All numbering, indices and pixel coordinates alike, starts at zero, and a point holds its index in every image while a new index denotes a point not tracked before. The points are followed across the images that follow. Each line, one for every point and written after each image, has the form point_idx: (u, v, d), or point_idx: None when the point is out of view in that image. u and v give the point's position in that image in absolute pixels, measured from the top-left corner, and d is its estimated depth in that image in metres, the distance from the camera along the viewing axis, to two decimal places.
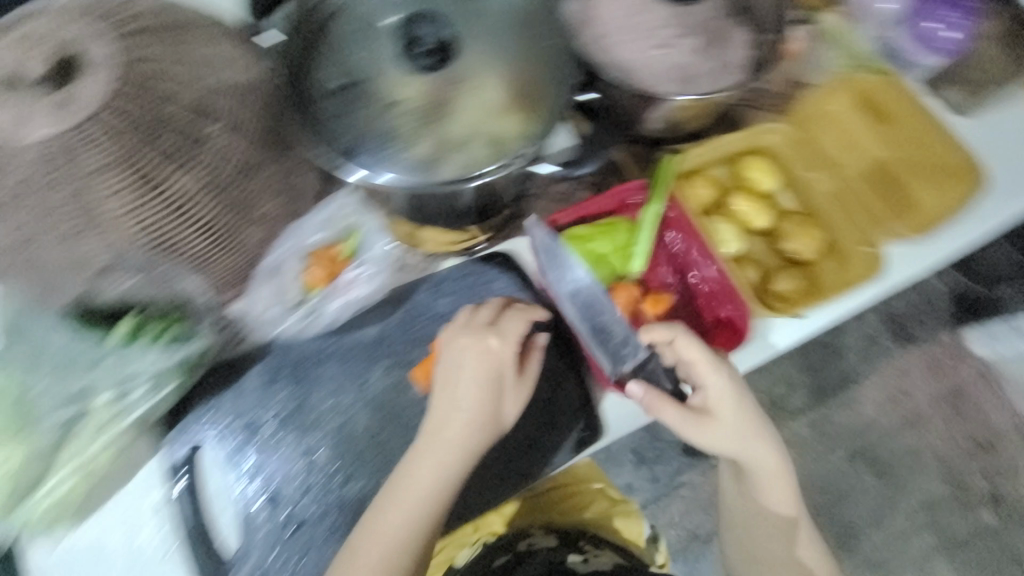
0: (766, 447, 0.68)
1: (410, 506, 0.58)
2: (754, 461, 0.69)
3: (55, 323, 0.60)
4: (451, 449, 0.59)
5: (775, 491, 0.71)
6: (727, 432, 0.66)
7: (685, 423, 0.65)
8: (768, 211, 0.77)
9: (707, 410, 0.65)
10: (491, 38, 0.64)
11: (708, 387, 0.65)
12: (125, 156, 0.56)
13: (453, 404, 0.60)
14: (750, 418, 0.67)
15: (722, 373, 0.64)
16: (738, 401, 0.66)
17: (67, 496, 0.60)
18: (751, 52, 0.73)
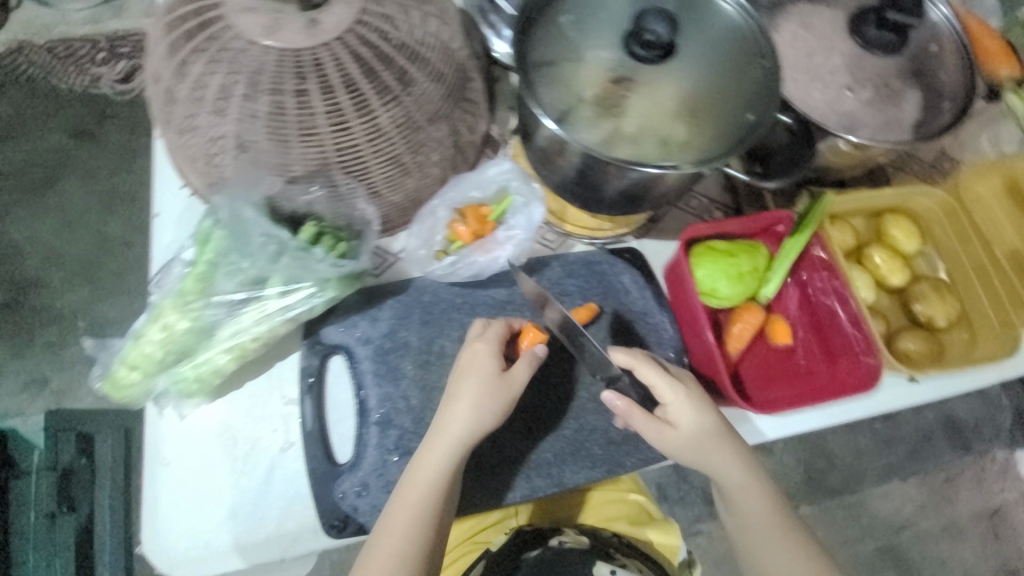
0: (745, 468, 0.65)
1: (416, 492, 0.59)
2: (733, 484, 0.65)
3: (254, 214, 0.64)
4: (453, 444, 0.60)
5: (764, 513, 0.65)
6: (701, 452, 0.64)
7: (668, 441, 0.64)
8: (905, 270, 0.77)
9: (669, 425, 0.64)
10: (707, 48, 0.61)
11: (666, 401, 0.64)
12: (347, 81, 0.61)
13: (461, 405, 0.61)
14: (717, 435, 0.64)
15: (677, 387, 0.64)
16: (705, 418, 0.64)
17: (214, 372, 0.64)
18: (925, 114, 0.74)
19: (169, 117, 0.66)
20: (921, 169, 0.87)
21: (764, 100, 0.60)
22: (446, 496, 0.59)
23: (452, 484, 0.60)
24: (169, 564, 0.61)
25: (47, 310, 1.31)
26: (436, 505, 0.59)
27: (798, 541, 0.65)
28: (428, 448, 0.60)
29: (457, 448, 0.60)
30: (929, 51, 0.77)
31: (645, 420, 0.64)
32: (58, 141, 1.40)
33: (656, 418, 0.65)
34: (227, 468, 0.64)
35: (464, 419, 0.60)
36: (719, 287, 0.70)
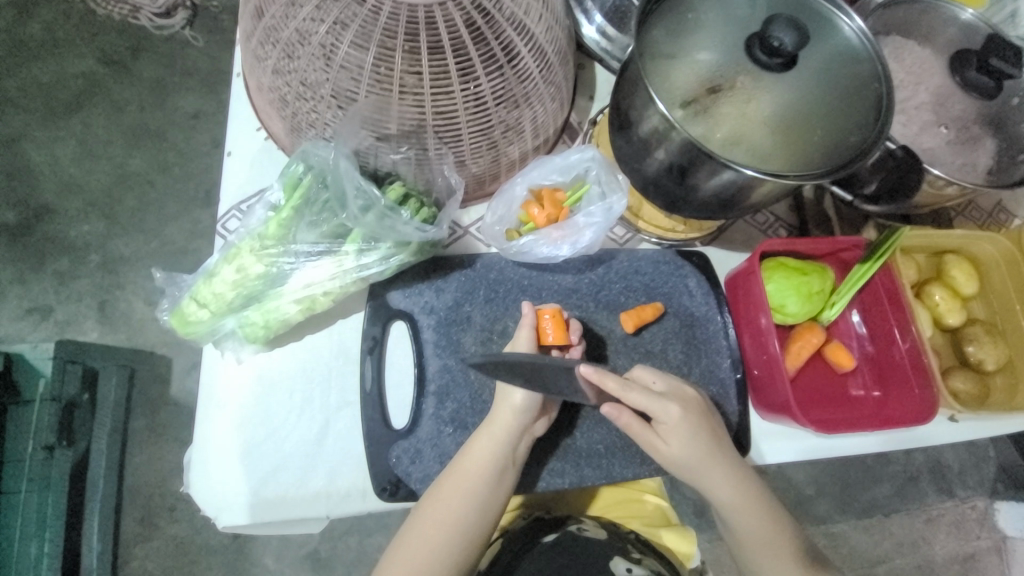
0: (735, 484, 0.66)
1: (466, 472, 0.61)
2: (724, 499, 0.66)
3: (349, 165, 0.64)
4: (507, 433, 0.63)
5: (757, 524, 0.66)
6: (692, 469, 0.65)
7: (661, 455, 0.66)
8: (961, 312, 0.78)
9: (662, 441, 0.65)
10: (823, 67, 0.61)
11: (659, 421, 0.64)
12: (457, 44, 0.59)
13: (512, 399, 0.64)
14: (707, 454, 0.65)
15: (668, 409, 0.64)
16: (696, 438, 0.64)
17: (281, 320, 0.65)
18: (1003, 160, 0.73)
19: (262, 57, 0.65)
20: (979, 216, 0.88)
21: (872, 127, 0.60)
22: (495, 481, 0.62)
23: (505, 468, 0.63)
24: (217, 508, 0.63)
25: (59, 238, 1.23)
26: (485, 486, 0.61)
27: (790, 549, 0.67)
28: (479, 433, 0.63)
29: (509, 436, 0.63)
30: (1010, 104, 0.73)
31: (640, 432, 0.65)
32: (86, 66, 1.31)
33: (650, 434, 0.65)
34: (283, 418, 0.66)
35: (520, 412, 0.63)
36: (788, 304, 0.72)
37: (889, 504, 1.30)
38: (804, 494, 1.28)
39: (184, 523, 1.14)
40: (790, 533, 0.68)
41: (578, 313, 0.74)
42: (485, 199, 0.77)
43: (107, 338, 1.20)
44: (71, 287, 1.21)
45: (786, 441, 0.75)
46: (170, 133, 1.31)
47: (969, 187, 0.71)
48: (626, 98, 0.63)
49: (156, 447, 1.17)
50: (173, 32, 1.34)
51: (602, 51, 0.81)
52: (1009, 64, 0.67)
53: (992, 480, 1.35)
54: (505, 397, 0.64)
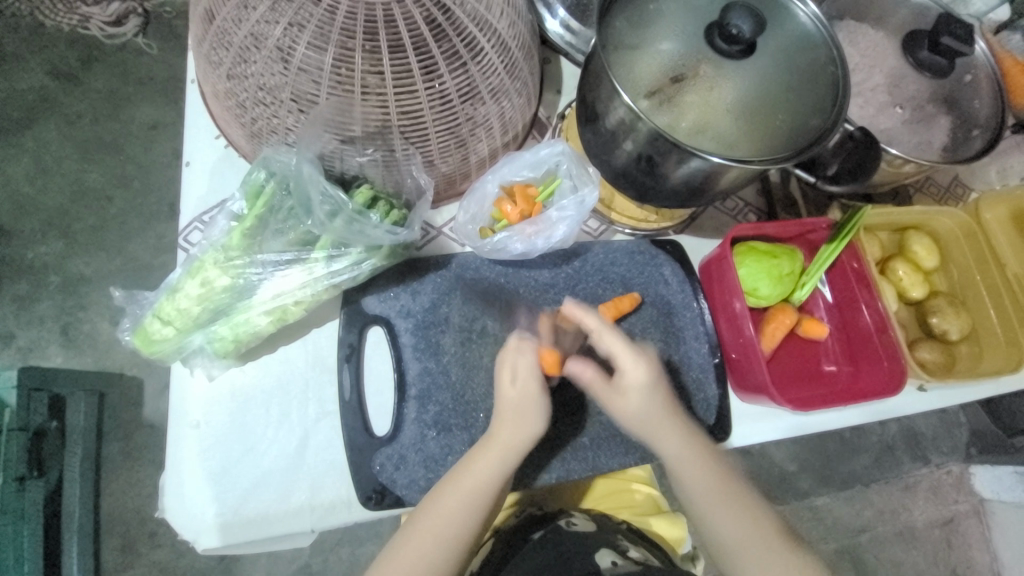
0: (686, 441, 0.64)
1: (464, 488, 0.60)
2: (674, 457, 0.64)
3: (313, 170, 0.62)
4: (515, 452, 0.61)
5: (709, 479, 0.64)
6: (645, 426, 0.63)
7: (616, 412, 0.64)
8: (924, 285, 0.81)
9: (620, 396, 0.63)
10: (782, 53, 0.62)
11: (622, 373, 0.63)
12: (418, 42, 0.58)
13: (515, 412, 0.62)
14: (665, 411, 0.64)
15: (636, 361, 0.63)
16: (654, 394, 0.63)
17: (252, 333, 0.63)
18: (956, 137, 0.75)
19: (216, 62, 0.63)
20: (936, 192, 0.91)
21: (830, 110, 0.61)
22: (496, 495, 0.61)
23: (505, 485, 0.62)
24: (194, 532, 0.61)
25: (15, 260, 1.17)
26: (486, 502, 0.60)
27: (747, 510, 0.63)
28: (486, 452, 0.61)
29: (517, 456, 0.61)
30: (963, 81, 0.76)
31: (602, 388, 0.64)
32: (34, 80, 1.25)
33: (608, 389, 0.64)
34: (261, 434, 0.65)
35: (534, 438, 0.62)
36: (760, 287, 0.73)
37: (869, 475, 1.34)
38: (787, 470, 1.31)
39: (168, 547, 1.10)
40: (744, 493, 0.64)
41: (556, 307, 0.74)
42: (456, 199, 0.76)
43: (72, 362, 1.15)
44: (32, 311, 1.16)
45: (764, 424, 0.76)
46: (128, 146, 1.26)
47: (925, 164, 0.73)
48: (591, 90, 0.63)
49: (133, 471, 1.12)
50: (125, 41, 1.29)
51: (566, 45, 0.81)
52: (961, 43, 0.70)
53: (965, 445, 1.40)
54: (517, 420, 0.62)
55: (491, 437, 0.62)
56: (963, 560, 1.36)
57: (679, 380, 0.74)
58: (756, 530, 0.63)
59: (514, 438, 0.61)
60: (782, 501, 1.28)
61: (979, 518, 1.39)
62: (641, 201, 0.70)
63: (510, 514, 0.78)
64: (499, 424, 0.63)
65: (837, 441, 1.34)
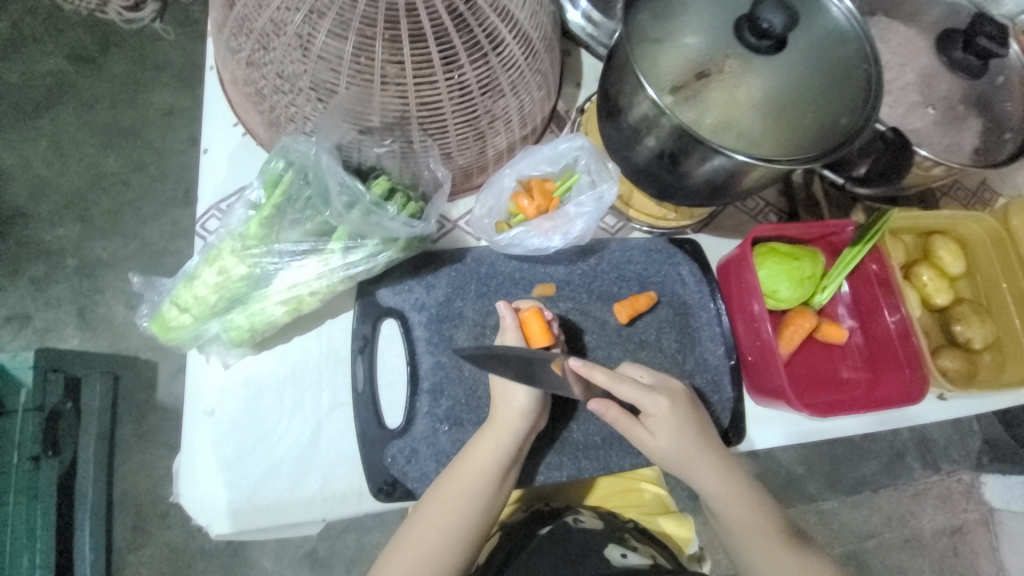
0: (721, 474, 0.66)
1: (464, 476, 0.60)
2: (710, 490, 0.66)
3: (331, 160, 0.62)
4: (510, 434, 0.62)
5: (744, 509, 0.66)
6: (679, 461, 0.65)
7: (648, 449, 0.66)
8: (949, 291, 0.79)
9: (649, 434, 0.65)
10: (814, 50, 0.60)
11: (646, 413, 0.64)
12: (440, 31, 0.57)
13: (507, 396, 0.63)
14: (696, 446, 0.65)
15: (657, 402, 0.63)
16: (684, 432, 0.64)
17: (267, 323, 0.63)
18: (989, 140, 0.73)
19: (236, 49, 0.62)
20: (964, 196, 0.89)
21: (861, 110, 0.59)
22: (498, 483, 0.62)
23: (506, 471, 0.62)
24: (208, 517, 0.62)
25: (33, 242, 1.19)
26: (487, 488, 0.61)
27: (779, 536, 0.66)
28: (482, 437, 0.62)
29: (513, 438, 0.62)
30: (998, 82, 0.74)
31: (627, 425, 0.65)
32: (54, 63, 1.26)
33: (637, 427, 0.65)
34: (274, 422, 0.65)
35: (523, 416, 0.62)
36: (780, 289, 0.72)
37: (878, 481, 1.32)
38: (795, 473, 1.30)
39: (178, 528, 1.12)
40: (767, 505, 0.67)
41: (570, 304, 0.74)
42: (473, 192, 0.76)
43: (88, 344, 1.16)
44: (49, 293, 1.17)
45: (777, 427, 0.75)
46: (145, 131, 1.26)
47: (955, 167, 0.71)
48: (615, 84, 0.62)
49: (144, 453, 1.14)
50: (143, 25, 1.29)
51: (587, 37, 0.80)
52: (995, 44, 0.68)
53: (977, 454, 1.38)
54: (506, 400, 0.63)
55: (487, 423, 0.63)
56: (970, 569, 1.35)
57: (693, 381, 0.74)
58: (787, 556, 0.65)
59: (508, 421, 0.62)
60: (789, 504, 1.27)
61: (989, 528, 1.37)
62: (661, 199, 0.69)
63: (517, 509, 0.77)
64: (495, 412, 0.63)
65: (847, 446, 1.32)
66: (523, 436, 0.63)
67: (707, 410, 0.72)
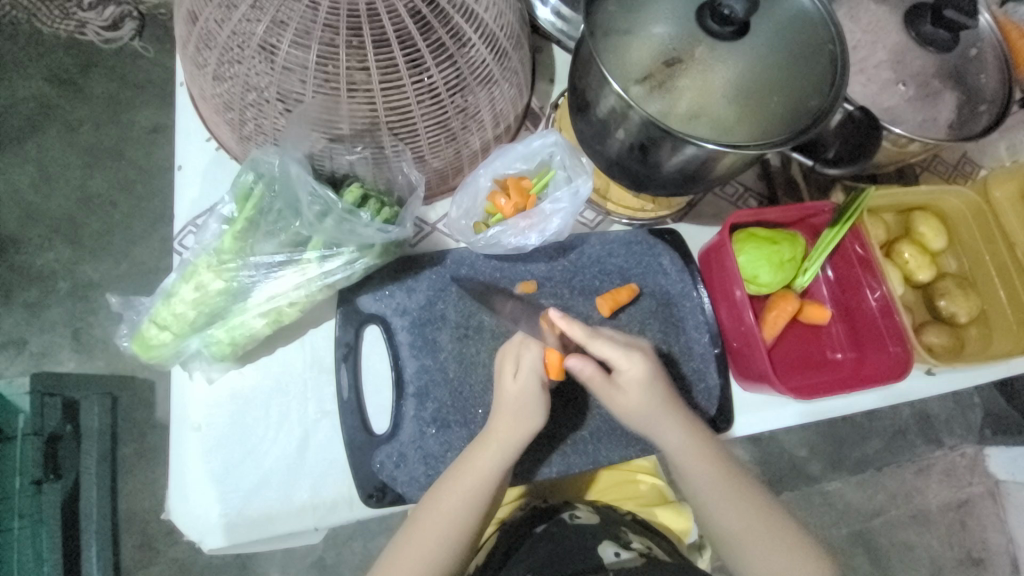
0: (688, 436, 0.64)
1: (462, 485, 0.60)
2: (676, 453, 0.65)
3: (300, 170, 0.62)
4: (511, 447, 0.61)
5: (714, 474, 0.64)
6: (649, 420, 0.64)
7: (620, 407, 0.64)
8: (931, 267, 0.79)
9: (623, 392, 0.64)
10: (778, 33, 0.60)
11: (620, 370, 0.63)
12: (403, 35, 0.57)
13: (516, 412, 0.62)
14: (664, 403, 0.64)
15: (631, 359, 0.63)
16: (652, 391, 0.63)
17: (249, 336, 0.64)
18: (963, 113, 0.73)
19: (202, 64, 0.62)
20: (945, 170, 0.89)
21: (829, 90, 0.59)
22: (496, 489, 0.61)
23: (503, 480, 0.62)
24: (200, 532, 0.62)
25: (24, 268, 1.19)
26: (484, 498, 0.61)
27: (750, 502, 0.64)
28: (482, 449, 0.61)
29: (514, 449, 0.61)
30: (969, 55, 0.74)
31: (601, 385, 0.64)
32: (36, 88, 1.26)
33: (610, 385, 0.64)
34: (261, 435, 0.65)
35: (531, 431, 0.62)
36: (761, 274, 0.72)
37: (881, 459, 1.32)
38: (797, 457, 1.30)
39: (184, 543, 1.12)
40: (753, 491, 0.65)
41: (553, 301, 0.74)
42: (449, 194, 0.76)
43: (85, 366, 1.16)
44: (42, 318, 1.18)
45: (768, 413, 0.75)
46: (129, 150, 1.26)
47: (930, 143, 0.71)
48: (581, 79, 0.62)
49: (148, 471, 1.14)
50: (121, 45, 1.29)
51: (558, 32, 0.80)
52: (962, 15, 0.68)
53: (979, 426, 1.37)
54: (512, 417, 0.61)
55: (486, 435, 0.62)
56: (978, 542, 1.35)
57: (681, 371, 0.74)
58: (756, 523, 0.63)
59: (507, 429, 0.61)
60: (792, 487, 1.28)
61: (995, 499, 1.37)
62: (637, 190, 0.69)
63: (515, 507, 0.78)
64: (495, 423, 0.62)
65: (847, 426, 1.32)
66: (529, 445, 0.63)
67: (695, 399, 0.72)
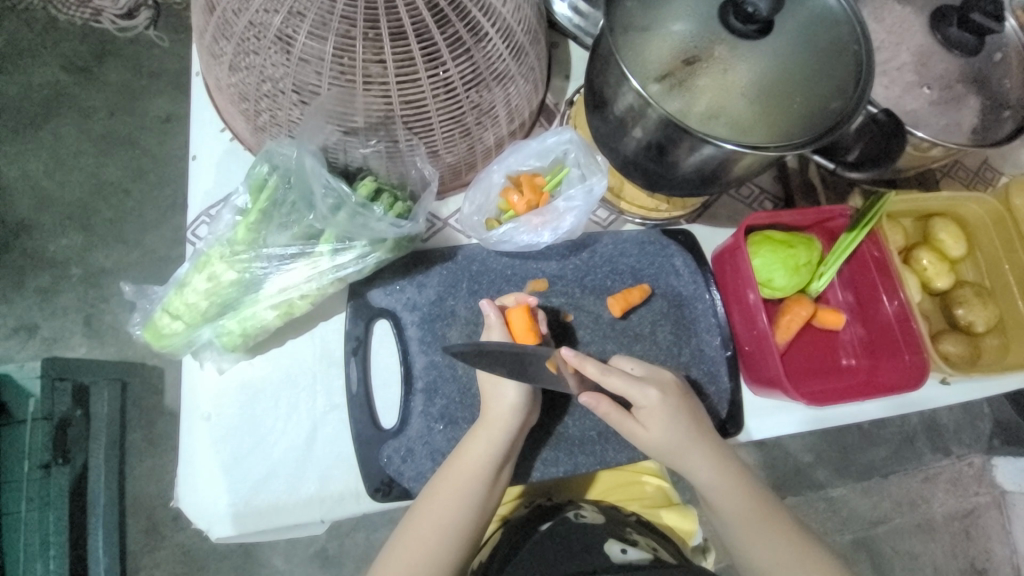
0: (714, 465, 0.65)
1: (456, 472, 0.61)
2: (703, 479, 0.65)
3: (315, 163, 0.62)
4: (503, 433, 0.62)
5: (742, 504, 0.65)
6: (672, 453, 0.65)
7: (641, 441, 0.65)
8: (949, 274, 0.78)
9: (641, 427, 0.64)
10: (802, 32, 0.59)
11: (638, 406, 0.64)
12: (420, 28, 0.56)
13: (498, 393, 0.64)
14: (688, 434, 0.64)
15: (646, 393, 0.63)
16: (675, 421, 0.64)
17: (260, 327, 0.64)
18: (988, 118, 0.71)
19: (218, 54, 0.62)
20: (965, 176, 0.87)
21: (851, 92, 0.58)
22: (492, 479, 0.62)
23: (499, 470, 0.62)
24: (208, 521, 0.62)
25: (37, 254, 1.20)
26: (479, 486, 0.61)
27: (781, 534, 0.64)
28: (475, 435, 0.62)
29: (505, 433, 0.62)
30: (995, 58, 0.72)
31: (619, 420, 0.65)
32: (52, 75, 1.27)
33: (628, 420, 0.65)
34: (271, 426, 0.65)
35: (517, 411, 0.63)
36: (775, 278, 0.71)
37: (888, 467, 1.31)
38: (803, 462, 1.28)
39: (190, 530, 1.14)
40: (768, 504, 0.66)
41: (563, 299, 0.73)
42: (462, 189, 0.75)
43: (96, 352, 1.18)
44: (55, 303, 1.19)
45: (778, 419, 0.74)
46: (142, 139, 1.27)
47: (953, 148, 0.70)
48: (599, 76, 0.61)
49: (157, 457, 1.15)
50: (137, 33, 1.29)
51: (574, 28, 0.79)
52: (990, 19, 0.66)
53: (989, 436, 1.36)
54: (496, 398, 0.63)
55: (479, 423, 0.63)
56: (983, 553, 1.33)
57: (690, 374, 0.73)
58: (782, 546, 0.63)
59: (495, 411, 0.63)
60: (796, 492, 1.27)
61: (1002, 510, 1.35)
62: (652, 190, 0.68)
63: (518, 505, 0.77)
64: (486, 409, 0.63)
65: (855, 432, 1.30)
66: (518, 430, 0.63)
67: (705, 402, 0.72)
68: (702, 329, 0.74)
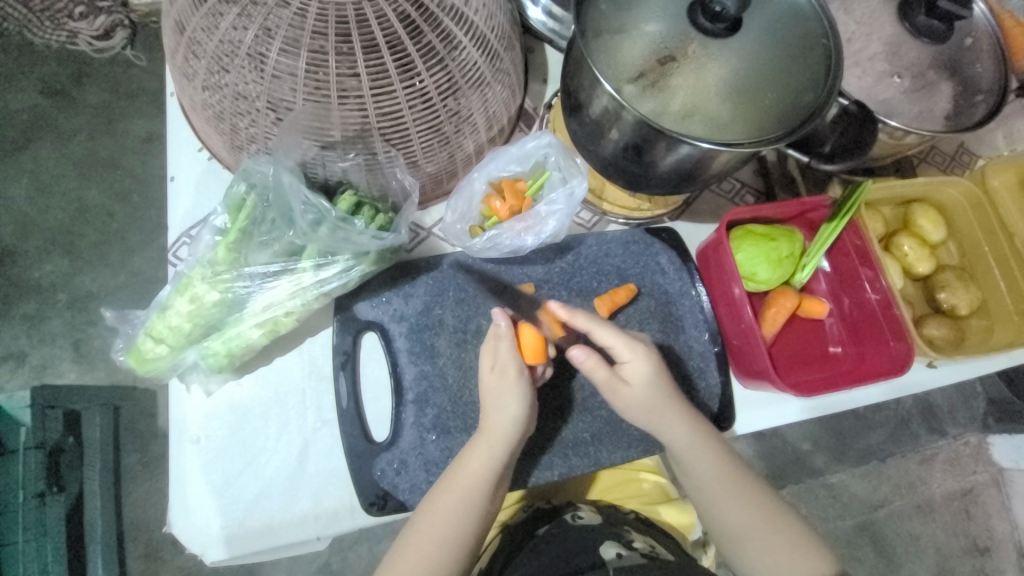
0: (689, 424, 0.65)
1: (458, 483, 0.61)
2: (676, 440, 0.65)
3: (292, 179, 0.61)
4: (504, 445, 0.62)
5: (713, 463, 0.64)
6: (652, 415, 0.65)
7: (624, 400, 0.65)
8: (930, 259, 0.79)
9: (626, 384, 0.64)
10: (772, 28, 0.60)
11: (623, 361, 0.65)
12: (393, 40, 0.57)
13: (498, 405, 0.63)
14: (667, 394, 0.65)
15: (633, 349, 0.65)
16: (658, 379, 0.65)
17: (245, 346, 0.63)
18: (959, 103, 0.72)
19: (191, 73, 0.62)
20: (942, 161, 0.88)
21: (822, 84, 0.58)
22: (492, 491, 0.61)
23: (499, 481, 0.62)
24: (202, 545, 0.62)
25: (22, 281, 1.19)
26: (477, 498, 0.60)
27: (755, 498, 0.64)
28: (475, 447, 0.62)
29: (506, 447, 0.62)
30: (964, 44, 0.73)
31: (604, 377, 0.64)
32: (29, 100, 1.25)
33: (614, 377, 0.64)
34: (261, 445, 0.65)
35: (518, 428, 0.62)
36: (759, 272, 0.71)
37: (884, 450, 1.32)
38: (801, 450, 1.29)
39: (189, 553, 1.12)
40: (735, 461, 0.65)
41: (551, 303, 0.73)
42: (444, 198, 0.75)
43: (86, 377, 1.16)
44: (42, 330, 1.17)
45: (767, 412, 0.75)
46: (124, 159, 1.26)
47: (927, 135, 0.71)
48: (574, 80, 0.61)
49: (152, 481, 1.14)
50: (114, 54, 1.28)
51: (549, 32, 0.79)
52: (957, 6, 0.67)
53: (983, 415, 1.37)
54: (497, 413, 0.63)
55: (480, 434, 0.63)
56: (983, 531, 1.35)
57: (680, 370, 0.74)
58: (749, 501, 0.64)
59: (492, 420, 0.63)
60: (795, 481, 1.28)
61: (999, 488, 1.37)
62: (633, 190, 0.68)
63: (518, 509, 0.77)
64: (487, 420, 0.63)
65: (850, 418, 1.31)
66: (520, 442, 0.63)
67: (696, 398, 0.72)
68: (690, 326, 0.75)
